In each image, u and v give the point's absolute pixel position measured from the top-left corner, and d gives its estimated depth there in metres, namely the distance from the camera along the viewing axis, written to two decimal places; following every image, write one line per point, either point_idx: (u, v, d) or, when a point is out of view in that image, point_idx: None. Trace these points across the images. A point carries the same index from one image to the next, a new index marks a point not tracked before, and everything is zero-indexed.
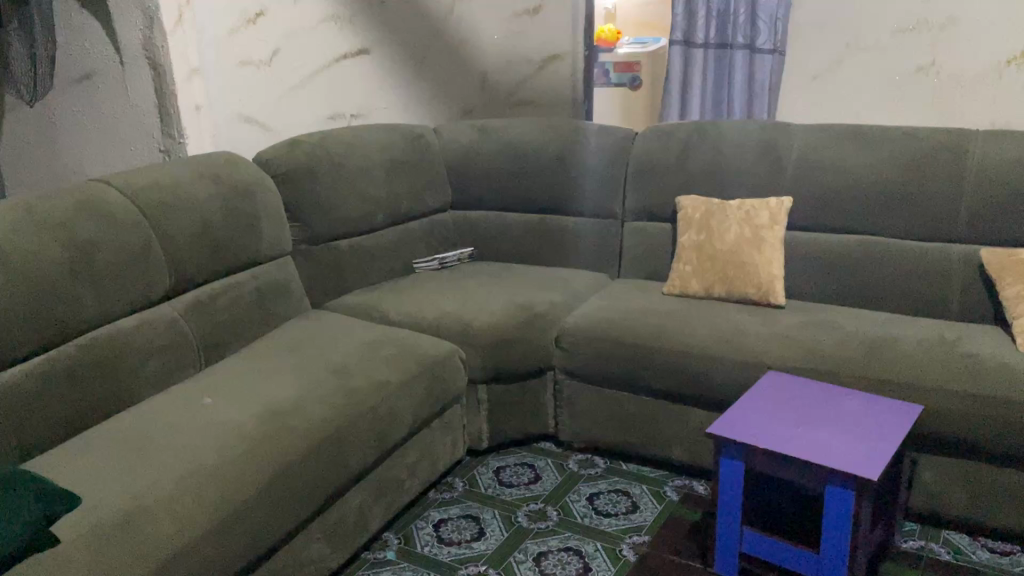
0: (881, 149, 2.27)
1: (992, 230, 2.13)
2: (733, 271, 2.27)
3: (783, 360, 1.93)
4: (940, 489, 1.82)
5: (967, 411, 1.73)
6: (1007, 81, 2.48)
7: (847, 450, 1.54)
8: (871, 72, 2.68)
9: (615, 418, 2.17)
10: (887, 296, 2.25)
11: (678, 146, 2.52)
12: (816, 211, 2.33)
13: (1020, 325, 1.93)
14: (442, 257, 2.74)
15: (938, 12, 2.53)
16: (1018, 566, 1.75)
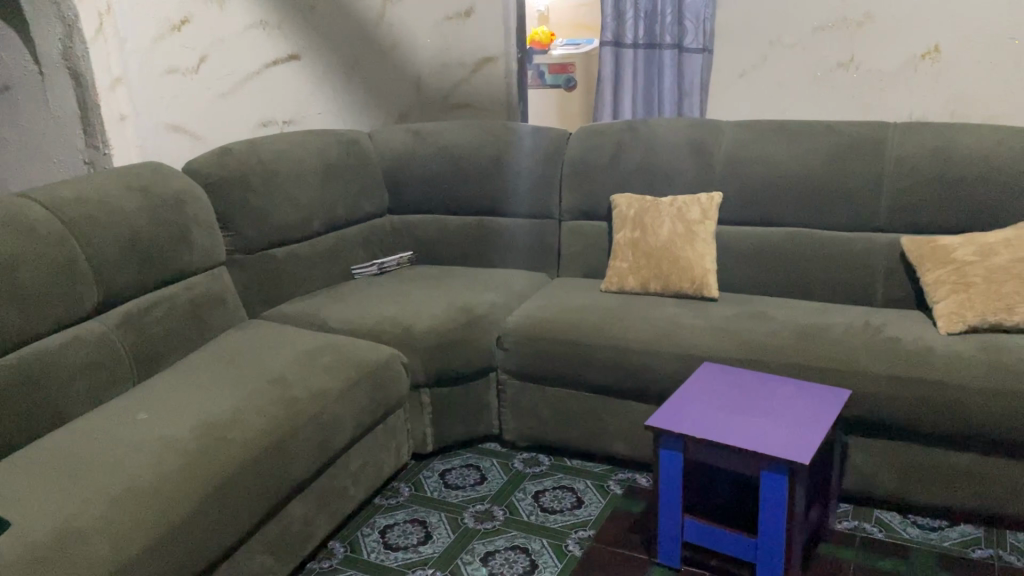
0: (805, 143, 2.34)
1: (911, 219, 2.22)
2: (668, 266, 2.32)
3: (718, 351, 1.98)
4: (870, 470, 1.89)
5: (893, 393, 1.80)
6: (923, 75, 2.58)
7: (781, 436, 1.58)
8: (794, 69, 2.76)
9: (557, 416, 2.19)
10: (816, 286, 2.32)
11: (611, 145, 2.56)
12: (746, 205, 2.39)
13: (939, 308, 2.01)
14: (381, 262, 2.73)
15: (855, 9, 2.62)
16: (946, 541, 1.82)
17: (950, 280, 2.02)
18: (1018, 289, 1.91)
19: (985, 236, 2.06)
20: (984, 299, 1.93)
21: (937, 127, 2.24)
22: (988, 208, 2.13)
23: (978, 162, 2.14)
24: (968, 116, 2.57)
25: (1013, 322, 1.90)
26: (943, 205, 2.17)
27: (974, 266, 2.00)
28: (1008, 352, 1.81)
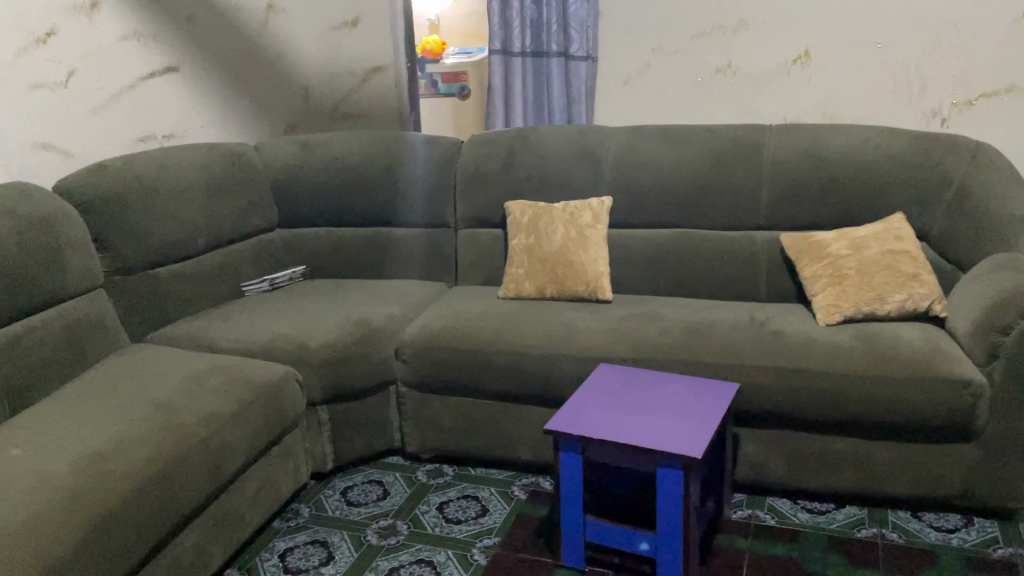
0: (688, 147, 2.42)
1: (789, 217, 2.32)
2: (563, 271, 2.35)
3: (613, 352, 2.02)
4: (761, 459, 1.96)
5: (778, 383, 1.87)
6: (795, 78, 2.71)
7: (674, 432, 1.63)
8: (676, 75, 2.85)
9: (459, 425, 2.18)
10: (704, 285, 2.40)
11: (503, 153, 2.58)
12: (636, 208, 2.44)
13: (817, 300, 2.11)
14: (272, 278, 2.66)
15: (729, 17, 2.73)
16: (833, 523, 1.91)
17: (826, 274, 2.12)
18: (887, 280, 2.04)
19: (856, 231, 2.19)
20: (857, 290, 2.05)
21: (809, 128, 2.36)
22: (858, 203, 2.26)
23: (847, 161, 2.27)
24: (838, 117, 2.71)
25: (884, 311, 2.02)
26: (817, 203, 2.29)
27: (847, 260, 2.11)
28: (881, 340, 1.92)
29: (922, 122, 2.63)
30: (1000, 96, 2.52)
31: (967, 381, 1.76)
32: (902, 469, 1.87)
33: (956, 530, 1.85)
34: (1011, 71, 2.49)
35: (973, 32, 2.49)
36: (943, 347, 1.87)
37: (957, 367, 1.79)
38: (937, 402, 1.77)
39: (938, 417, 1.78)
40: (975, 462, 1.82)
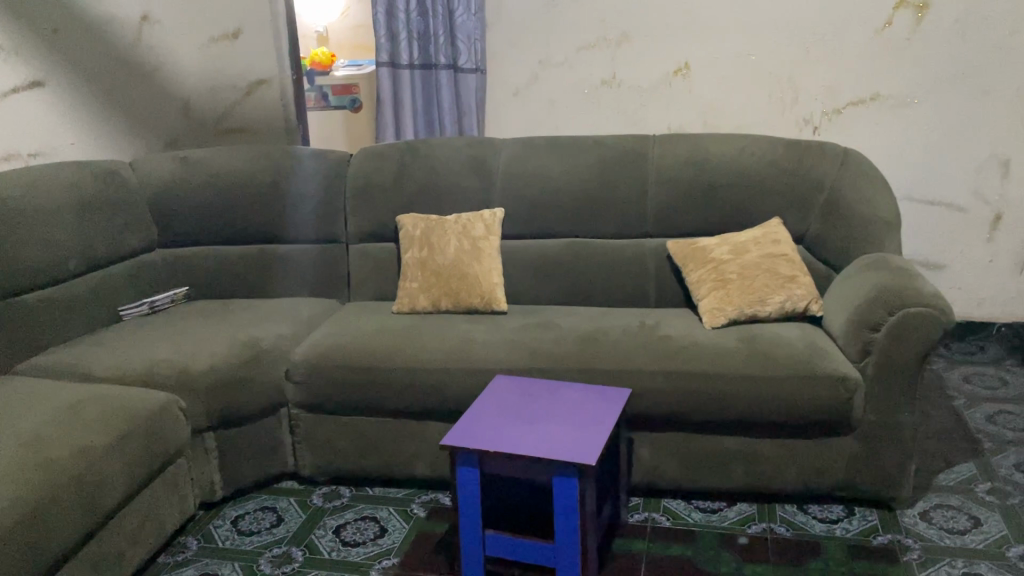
0: (576, 158, 2.45)
1: (675, 224, 2.38)
2: (457, 284, 2.33)
3: (508, 364, 2.01)
4: (655, 462, 1.99)
5: (670, 387, 1.91)
6: (676, 89, 2.80)
7: (569, 440, 1.63)
8: (564, 87, 2.89)
9: (354, 445, 2.13)
10: (596, 292, 2.43)
11: (392, 166, 2.55)
12: (528, 219, 2.46)
13: (704, 304, 2.17)
14: (152, 300, 2.54)
15: (613, 29, 2.78)
16: (726, 521, 1.96)
17: (711, 278, 2.19)
18: (767, 282, 2.12)
19: (738, 236, 2.27)
20: (739, 293, 2.12)
21: (691, 138, 2.43)
22: (739, 209, 2.34)
23: (728, 169, 2.35)
24: (718, 125, 2.82)
25: (766, 313, 2.09)
26: (701, 210, 2.36)
27: (730, 264, 2.19)
28: (764, 340, 1.99)
29: (795, 130, 2.76)
30: (865, 104, 2.69)
31: (843, 376, 1.84)
32: (788, 464, 1.94)
33: (839, 520, 1.93)
34: (873, 81, 2.66)
35: (838, 45, 2.64)
36: (821, 345, 1.96)
37: (833, 363, 1.88)
38: (816, 398, 1.84)
39: (818, 413, 1.85)
40: (854, 453, 1.91)
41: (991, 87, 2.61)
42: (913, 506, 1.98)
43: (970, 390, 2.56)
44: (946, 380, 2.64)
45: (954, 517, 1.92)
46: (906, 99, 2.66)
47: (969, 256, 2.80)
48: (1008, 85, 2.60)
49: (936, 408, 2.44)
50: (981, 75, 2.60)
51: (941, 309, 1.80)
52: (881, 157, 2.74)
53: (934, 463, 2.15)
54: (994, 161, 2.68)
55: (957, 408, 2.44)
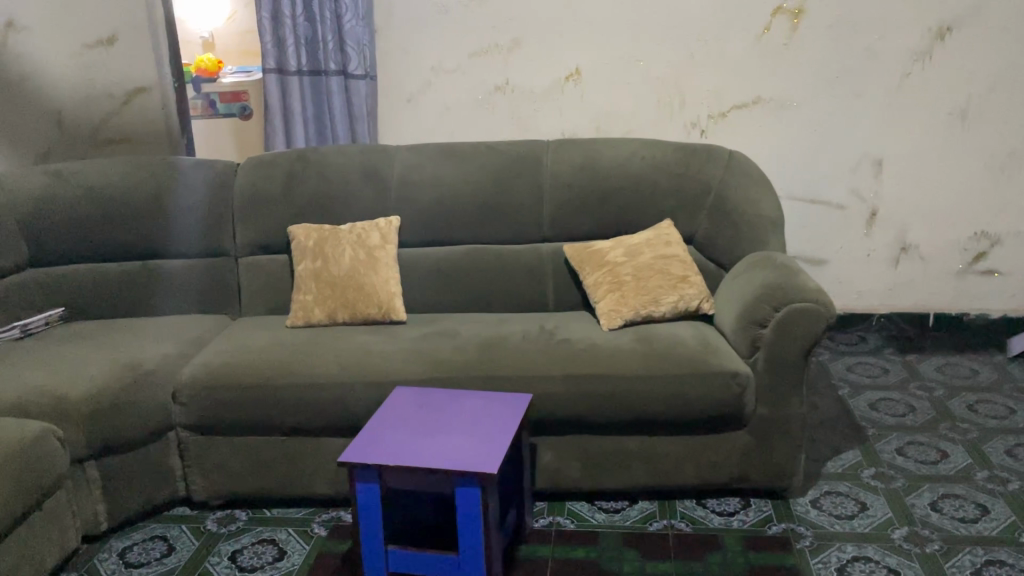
0: (470, 165, 2.45)
1: (571, 228, 2.41)
2: (354, 295, 2.28)
3: (407, 375, 1.98)
4: (558, 466, 2.00)
5: (569, 391, 1.92)
6: (569, 95, 2.83)
7: (470, 449, 1.62)
8: (457, 93, 2.88)
9: (249, 465, 2.06)
10: (495, 298, 2.43)
11: (283, 175, 2.48)
12: (423, 226, 2.43)
13: (601, 306, 2.19)
14: (23, 323, 2.36)
15: (503, 35, 2.79)
16: (629, 520, 1.98)
17: (607, 280, 2.22)
18: (661, 283, 2.16)
19: (631, 239, 2.31)
20: (634, 294, 2.16)
21: (584, 143, 2.46)
22: (631, 212, 2.38)
23: (619, 173, 2.39)
24: (610, 130, 2.87)
25: (660, 312, 2.14)
26: (595, 213, 2.39)
27: (624, 266, 2.22)
28: (659, 340, 2.02)
29: (683, 134, 2.84)
30: (749, 107, 2.78)
31: (735, 372, 1.90)
32: (685, 461, 1.98)
33: (736, 513, 1.99)
34: (755, 85, 2.76)
35: (721, 51, 2.73)
36: (713, 343, 2.01)
37: (725, 361, 1.93)
38: (710, 394, 1.89)
39: (713, 409, 1.90)
40: (748, 447, 1.97)
41: (864, 90, 2.74)
42: (804, 494, 2.05)
43: (854, 379, 2.69)
44: (831, 371, 2.75)
45: (842, 503, 2.00)
46: (785, 101, 2.77)
47: (849, 251, 2.94)
48: (878, 88, 2.73)
49: (823, 398, 2.55)
50: (854, 79, 2.73)
51: (823, 305, 1.87)
52: (765, 158, 2.84)
53: (823, 451, 2.24)
54: (868, 159, 2.82)
55: (843, 398, 2.55)
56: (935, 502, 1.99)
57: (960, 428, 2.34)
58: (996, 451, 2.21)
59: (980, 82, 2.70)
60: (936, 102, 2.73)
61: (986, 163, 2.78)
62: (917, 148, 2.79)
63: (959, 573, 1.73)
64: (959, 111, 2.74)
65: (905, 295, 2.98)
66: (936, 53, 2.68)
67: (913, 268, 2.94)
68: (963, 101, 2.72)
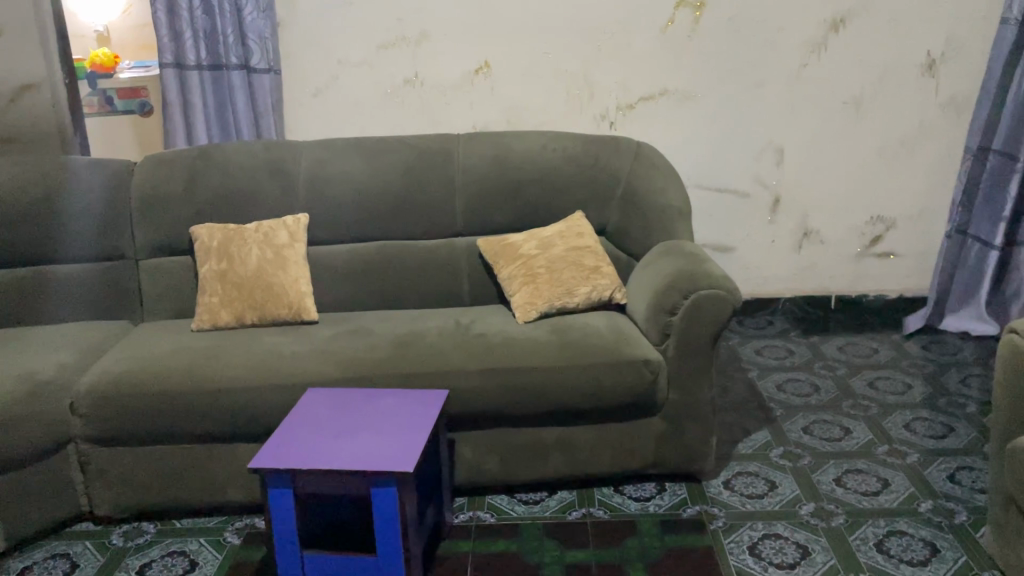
0: (380, 159, 2.41)
1: (484, 221, 2.40)
2: (262, 295, 2.21)
3: (319, 376, 1.94)
4: (476, 460, 2.00)
5: (486, 385, 1.91)
6: (479, 88, 2.82)
7: (386, 448, 1.60)
8: (364, 87, 2.83)
9: (157, 475, 1.98)
10: (409, 294, 2.40)
11: (184, 174, 2.39)
12: (334, 223, 2.38)
13: (516, 298, 2.19)
14: None
15: (411, 28, 2.76)
16: (548, 510, 1.99)
17: (521, 273, 2.22)
18: (574, 274, 2.18)
19: (544, 231, 2.32)
20: (548, 286, 2.17)
21: (494, 136, 2.46)
22: (543, 204, 2.39)
23: (530, 166, 2.40)
24: (521, 122, 2.87)
25: (574, 303, 2.15)
26: (508, 206, 2.39)
27: (538, 259, 2.23)
28: (573, 331, 2.04)
29: (593, 126, 2.87)
30: (655, 99, 2.83)
31: (647, 360, 1.93)
32: (602, 449, 2.00)
33: (652, 497, 2.02)
34: (660, 77, 2.81)
35: (627, 43, 2.77)
36: (627, 332, 2.04)
37: (638, 348, 1.96)
38: (624, 383, 1.92)
39: (628, 396, 1.93)
40: (661, 433, 2.01)
41: (764, 80, 2.82)
42: (717, 476, 2.10)
43: (762, 362, 2.77)
44: (741, 354, 2.83)
45: (753, 483, 2.06)
46: (690, 93, 2.83)
47: (755, 238, 3.03)
48: (777, 78, 2.81)
49: (733, 380, 2.62)
50: (754, 70, 2.81)
51: (728, 289, 1.92)
52: (673, 148, 2.90)
53: (734, 433, 2.31)
54: (770, 148, 2.91)
55: (752, 380, 2.63)
56: (839, 477, 2.07)
57: (862, 405, 2.44)
58: (895, 426, 2.31)
59: (872, 72, 2.81)
60: (832, 92, 2.83)
61: (880, 150, 2.91)
62: (815, 137, 2.89)
63: (863, 545, 1.80)
64: (854, 100, 2.85)
65: (808, 279, 3.09)
66: (831, 44, 2.78)
67: (814, 252, 3.05)
68: (856, 91, 2.83)
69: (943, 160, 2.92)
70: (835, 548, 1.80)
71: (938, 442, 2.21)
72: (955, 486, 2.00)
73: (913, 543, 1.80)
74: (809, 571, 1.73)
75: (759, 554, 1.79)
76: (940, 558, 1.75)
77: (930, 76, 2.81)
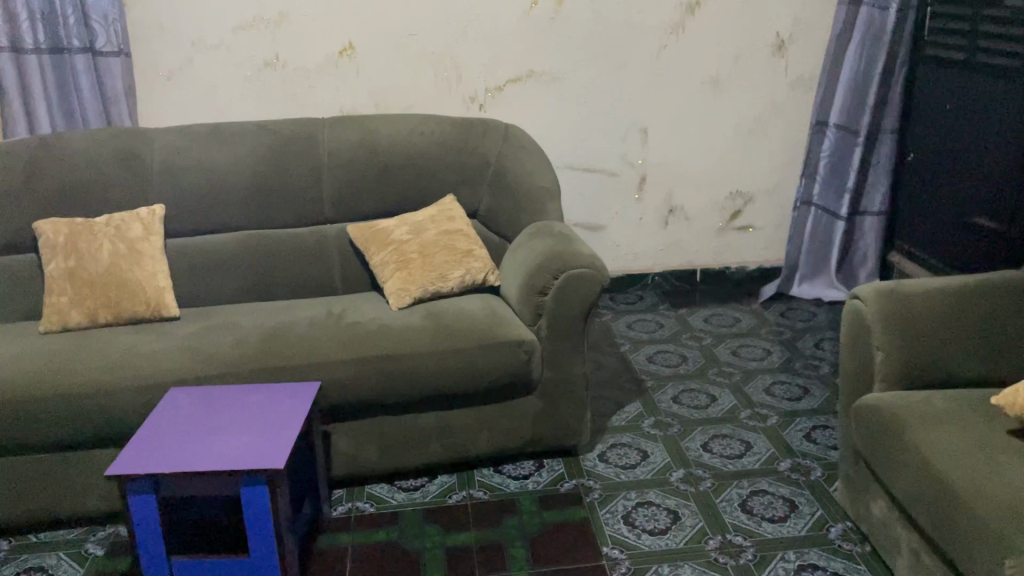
0: (240, 145, 2.32)
1: (353, 208, 2.35)
2: (117, 292, 2.09)
3: (182, 374, 1.86)
4: (353, 451, 1.97)
5: (359, 375, 1.88)
6: (344, 70, 2.76)
7: (255, 445, 1.55)
8: (222, 70, 2.71)
9: (6, 488, 1.85)
10: (278, 285, 2.34)
11: (23, 166, 2.22)
12: (193, 214, 2.28)
13: (389, 285, 2.16)
14: None
15: (269, 8, 2.66)
16: (428, 496, 1.99)
17: (392, 259, 2.20)
18: (446, 258, 2.17)
19: (414, 216, 2.30)
20: (420, 271, 2.15)
21: (360, 120, 2.41)
22: (413, 189, 2.37)
23: (398, 150, 2.37)
24: (389, 106, 2.83)
25: (447, 287, 2.14)
26: (376, 191, 2.35)
27: (409, 244, 2.21)
28: (447, 315, 2.04)
29: (462, 108, 2.86)
30: (523, 81, 2.85)
31: (521, 340, 1.95)
32: (479, 431, 2.02)
33: (531, 475, 2.05)
34: (527, 58, 2.82)
35: (493, 25, 2.76)
36: (500, 314, 2.05)
37: (511, 329, 1.98)
38: (498, 364, 1.93)
39: (502, 377, 1.95)
40: (537, 411, 2.04)
41: (626, 61, 2.88)
42: (593, 449, 2.16)
43: (634, 336, 2.85)
44: (614, 329, 2.91)
45: (626, 454, 2.13)
46: (555, 74, 2.86)
47: (624, 216, 3.11)
48: (639, 59, 2.89)
49: (607, 355, 2.69)
50: (617, 51, 2.86)
51: (597, 267, 1.96)
52: (542, 130, 2.93)
53: (608, 407, 2.37)
54: (635, 128, 2.98)
55: (625, 354, 2.71)
56: (706, 443, 2.16)
57: (726, 372, 2.56)
58: (756, 390, 2.44)
59: (727, 53, 2.92)
60: (692, 72, 2.93)
61: (737, 128, 3.03)
62: (677, 116, 2.99)
63: (728, 506, 1.89)
64: (711, 80, 2.95)
65: (675, 254, 3.20)
66: (687, 26, 2.87)
67: (681, 228, 3.16)
68: (714, 71, 2.94)
69: (795, 137, 3.08)
70: (703, 511, 1.89)
71: (795, 404, 2.35)
72: (810, 445, 2.13)
73: (774, 501, 1.91)
74: (679, 535, 1.80)
75: (633, 523, 1.85)
76: (798, 513, 1.87)
77: (780, 56, 2.95)
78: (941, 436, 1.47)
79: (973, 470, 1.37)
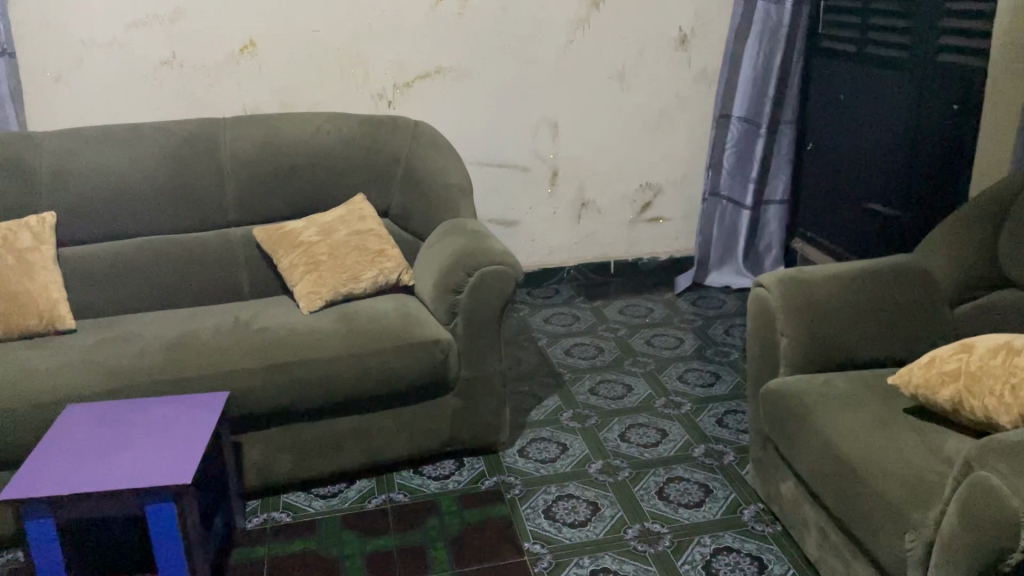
0: (136, 147, 2.22)
1: (259, 210, 2.29)
2: (5, 306, 1.97)
3: (81, 390, 1.77)
4: (267, 460, 1.92)
5: (270, 382, 1.83)
6: (245, 68, 2.68)
7: (159, 460, 1.49)
8: (115, 69, 2.59)
9: None
10: (183, 292, 2.26)
11: None
12: (88, 221, 2.18)
13: (299, 288, 2.11)
14: None
15: (163, 5, 2.55)
16: (347, 501, 1.95)
17: (302, 261, 2.15)
18: (357, 259, 2.13)
19: (323, 217, 2.25)
20: (331, 272, 2.10)
21: (263, 119, 2.34)
22: (321, 189, 2.32)
23: (304, 149, 2.31)
24: (294, 104, 2.76)
25: (360, 288, 2.11)
26: (283, 192, 2.29)
27: (319, 246, 2.16)
28: (360, 317, 2.00)
29: (371, 106, 2.82)
30: (431, 77, 2.83)
31: (436, 340, 1.93)
32: (397, 433, 1.99)
33: (451, 475, 2.04)
34: (434, 53, 2.80)
35: (398, 20, 2.73)
36: (414, 314, 2.03)
37: (425, 329, 1.96)
38: (414, 365, 1.91)
39: (418, 377, 1.93)
40: (455, 410, 2.03)
41: (533, 57, 2.89)
42: (513, 445, 2.16)
43: (551, 330, 2.87)
44: (532, 324, 2.92)
45: (546, 448, 2.14)
46: (463, 70, 2.85)
47: (538, 211, 3.12)
48: (545, 54, 2.90)
49: (525, 350, 2.70)
50: (524, 46, 2.87)
51: (509, 265, 1.96)
52: (452, 126, 2.91)
53: (527, 402, 2.38)
54: (544, 123, 3.00)
55: (542, 348, 2.73)
56: (623, 433, 2.19)
57: (641, 362, 2.60)
58: (671, 378, 2.49)
59: (632, 48, 2.96)
60: (598, 66, 2.96)
61: (644, 121, 3.08)
62: (585, 110, 3.01)
63: (645, 494, 1.93)
64: (617, 75, 2.99)
65: (589, 246, 3.24)
66: (592, 21, 2.89)
67: (594, 221, 3.20)
68: (619, 65, 2.98)
69: (700, 129, 3.15)
70: (622, 500, 1.91)
71: (707, 390, 2.41)
72: (723, 429, 2.19)
73: (689, 487, 1.95)
74: (599, 526, 1.83)
75: (554, 517, 1.86)
76: (713, 497, 1.91)
77: (683, 50, 3.01)
78: (842, 417, 1.52)
79: (872, 448, 1.43)
